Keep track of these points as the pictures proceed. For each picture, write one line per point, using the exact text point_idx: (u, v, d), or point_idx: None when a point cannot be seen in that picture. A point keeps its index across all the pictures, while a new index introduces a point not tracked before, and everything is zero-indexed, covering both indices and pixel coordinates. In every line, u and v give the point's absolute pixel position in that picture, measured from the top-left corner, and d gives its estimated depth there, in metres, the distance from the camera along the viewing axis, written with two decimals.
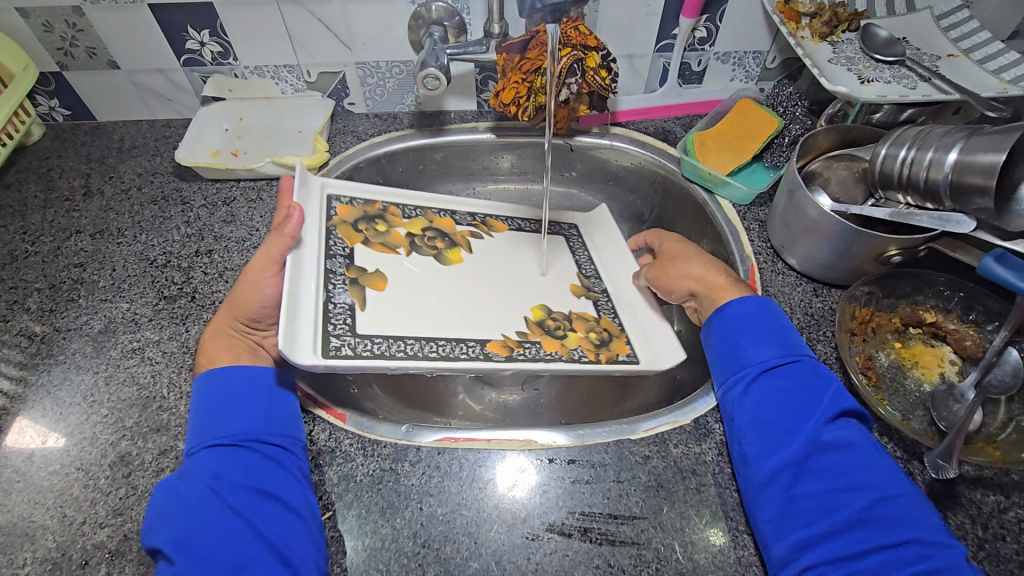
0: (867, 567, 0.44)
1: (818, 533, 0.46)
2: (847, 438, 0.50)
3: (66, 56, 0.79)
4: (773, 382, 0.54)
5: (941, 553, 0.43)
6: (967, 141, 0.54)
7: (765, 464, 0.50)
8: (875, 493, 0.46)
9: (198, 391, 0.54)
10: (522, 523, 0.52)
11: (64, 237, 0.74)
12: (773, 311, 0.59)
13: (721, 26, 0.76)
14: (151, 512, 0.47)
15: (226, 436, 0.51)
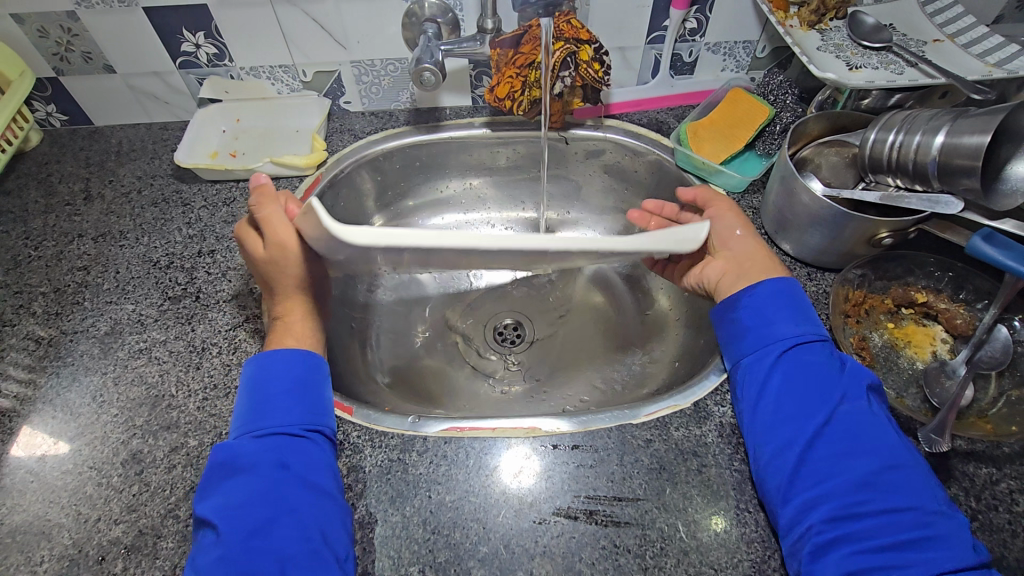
0: (864, 528, 0.45)
1: (821, 495, 0.47)
2: (863, 409, 0.51)
3: (62, 61, 0.79)
4: (796, 356, 0.54)
5: (939, 522, 0.45)
6: (954, 124, 0.56)
7: (779, 432, 0.52)
8: (886, 461, 0.48)
9: (248, 374, 0.55)
10: (529, 508, 0.53)
11: (67, 240, 0.75)
12: (802, 291, 0.59)
13: (711, 18, 0.77)
14: (203, 481, 0.49)
15: (266, 421, 0.52)
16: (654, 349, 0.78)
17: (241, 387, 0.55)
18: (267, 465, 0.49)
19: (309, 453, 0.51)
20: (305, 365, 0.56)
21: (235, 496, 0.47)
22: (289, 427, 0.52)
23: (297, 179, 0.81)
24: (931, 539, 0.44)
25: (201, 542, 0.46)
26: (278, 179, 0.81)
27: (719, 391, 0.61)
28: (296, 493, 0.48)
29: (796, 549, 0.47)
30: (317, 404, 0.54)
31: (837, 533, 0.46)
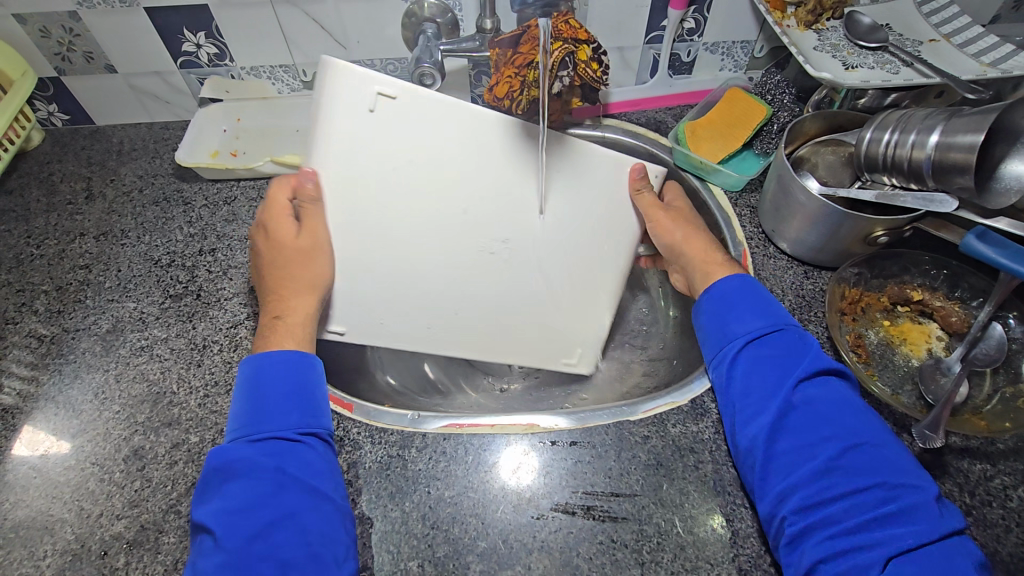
0: (834, 513, 0.46)
1: (791, 485, 0.48)
2: (821, 393, 0.51)
3: (63, 61, 0.79)
4: (757, 351, 0.55)
5: (904, 495, 0.45)
6: (948, 123, 0.56)
7: (746, 430, 0.52)
8: (845, 444, 0.48)
9: (244, 374, 0.54)
10: (528, 503, 0.54)
11: (68, 239, 0.75)
12: (759, 286, 0.60)
13: (708, 18, 0.78)
14: (201, 486, 0.48)
15: (263, 423, 0.51)
16: (653, 347, 0.79)
17: (238, 386, 0.53)
18: (267, 470, 0.48)
19: (300, 455, 0.50)
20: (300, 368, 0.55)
21: (234, 500, 0.47)
22: (285, 432, 0.51)
23: None
24: (894, 517, 0.44)
25: (199, 548, 0.46)
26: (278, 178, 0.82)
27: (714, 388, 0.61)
28: (294, 497, 0.48)
29: (778, 543, 0.48)
30: (313, 406, 0.53)
31: (807, 521, 0.46)
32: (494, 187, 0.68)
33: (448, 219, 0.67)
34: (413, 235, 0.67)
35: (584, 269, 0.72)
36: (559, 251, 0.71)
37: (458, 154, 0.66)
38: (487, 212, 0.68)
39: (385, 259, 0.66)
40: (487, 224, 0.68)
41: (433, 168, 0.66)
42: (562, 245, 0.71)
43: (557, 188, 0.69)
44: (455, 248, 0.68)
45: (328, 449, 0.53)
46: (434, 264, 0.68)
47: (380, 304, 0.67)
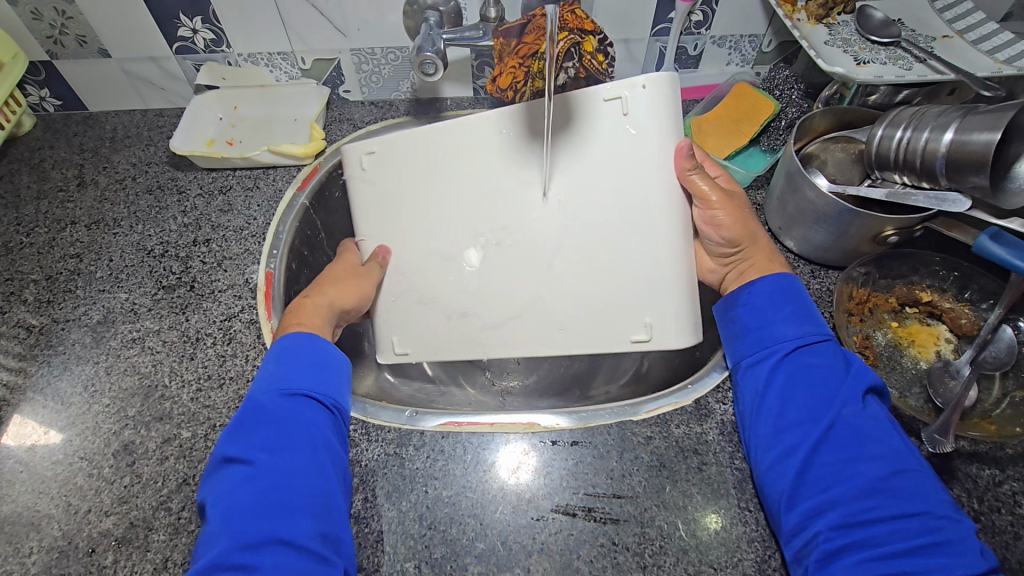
0: (877, 534, 0.45)
1: (830, 499, 0.47)
2: (868, 413, 0.50)
3: (55, 44, 0.78)
4: (801, 360, 0.54)
5: (948, 527, 0.44)
6: (963, 121, 0.55)
7: (786, 435, 0.51)
8: (893, 466, 0.47)
9: (285, 344, 0.56)
10: (528, 504, 0.52)
11: (59, 227, 0.73)
12: (805, 293, 0.59)
13: (717, 11, 0.76)
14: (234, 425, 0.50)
15: (296, 382, 0.53)
16: None
17: (274, 352, 0.56)
18: (298, 427, 0.50)
19: (320, 422, 0.51)
20: (333, 349, 0.57)
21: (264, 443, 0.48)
22: (320, 399, 0.53)
23: (295, 168, 0.80)
24: (940, 545, 0.43)
25: (225, 479, 0.47)
26: (274, 168, 0.80)
27: (720, 388, 0.60)
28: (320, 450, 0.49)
29: (801, 555, 0.47)
30: (343, 387, 0.55)
31: (844, 538, 0.45)
32: (491, 184, 0.63)
33: (453, 228, 0.65)
34: (436, 253, 0.65)
35: (623, 238, 0.62)
36: (602, 234, 0.62)
37: (446, 157, 0.64)
38: (489, 206, 0.64)
39: (419, 286, 0.66)
40: (482, 214, 0.64)
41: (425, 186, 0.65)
42: (589, 224, 0.62)
43: (557, 181, 0.62)
44: (479, 252, 0.65)
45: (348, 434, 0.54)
46: (459, 274, 0.65)
47: (440, 325, 0.66)
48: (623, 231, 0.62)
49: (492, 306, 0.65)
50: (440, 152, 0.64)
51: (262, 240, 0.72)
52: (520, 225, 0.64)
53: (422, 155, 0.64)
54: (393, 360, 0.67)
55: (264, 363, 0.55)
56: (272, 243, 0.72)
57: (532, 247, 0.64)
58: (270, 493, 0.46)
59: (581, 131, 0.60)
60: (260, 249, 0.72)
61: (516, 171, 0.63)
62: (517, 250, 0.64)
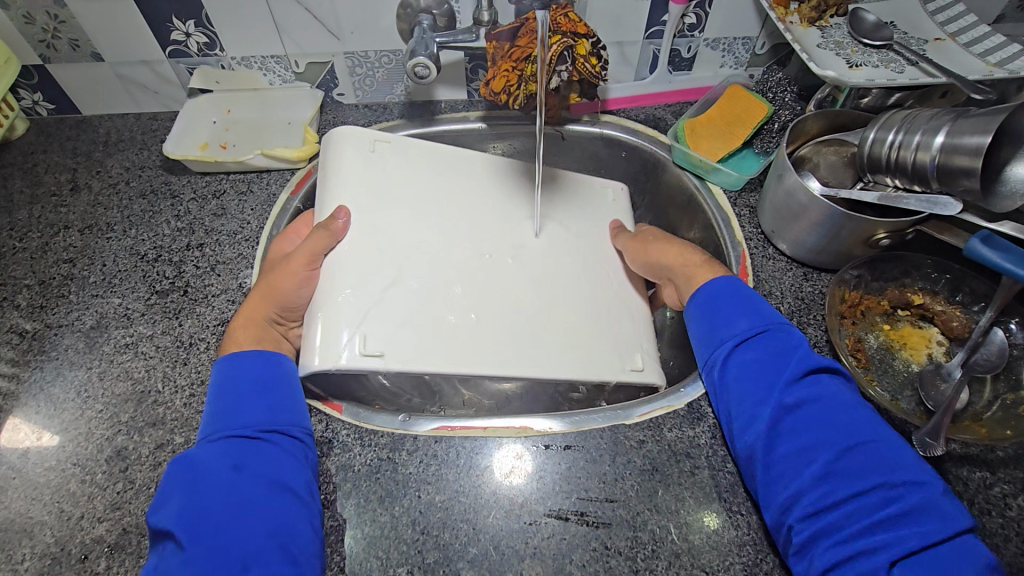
0: (840, 518, 0.45)
1: (794, 492, 0.47)
2: (812, 395, 0.50)
3: (48, 49, 0.77)
4: (745, 355, 0.54)
5: (905, 496, 0.44)
6: (954, 123, 0.54)
7: (744, 436, 0.51)
8: (842, 446, 0.47)
9: (215, 379, 0.54)
10: (521, 509, 0.53)
11: (52, 232, 0.73)
12: (744, 287, 0.59)
13: (710, 13, 0.76)
14: (161, 490, 0.47)
15: (226, 423, 0.50)
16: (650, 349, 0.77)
17: (209, 391, 0.53)
18: (221, 467, 0.47)
19: (260, 451, 0.49)
20: (265, 363, 0.55)
21: (192, 502, 0.46)
22: (245, 427, 0.50)
23: (289, 172, 0.80)
24: (901, 517, 0.43)
25: (162, 551, 0.45)
26: (268, 172, 0.80)
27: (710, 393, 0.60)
28: (254, 489, 0.47)
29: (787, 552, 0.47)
30: (281, 402, 0.53)
31: (811, 528, 0.45)
32: (493, 206, 0.73)
33: (443, 237, 0.68)
34: (422, 243, 0.66)
35: (600, 274, 0.73)
36: (585, 268, 0.73)
37: (443, 172, 0.73)
38: (488, 221, 0.72)
39: (406, 279, 0.62)
40: (474, 221, 0.71)
41: (413, 189, 0.69)
42: (574, 261, 0.73)
43: (553, 224, 0.74)
44: (469, 260, 0.68)
45: (298, 442, 0.52)
46: (446, 265, 0.66)
47: (427, 323, 0.60)
48: (613, 269, 0.74)
49: (480, 307, 0.64)
50: (430, 168, 0.72)
51: (255, 244, 0.72)
52: (518, 248, 0.71)
53: (413, 179, 0.70)
54: (353, 363, 0.55)
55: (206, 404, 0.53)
56: (265, 247, 0.72)
57: (521, 264, 0.70)
58: (212, 538, 0.44)
59: (571, 192, 0.78)
60: (253, 254, 0.72)
61: (519, 209, 0.74)
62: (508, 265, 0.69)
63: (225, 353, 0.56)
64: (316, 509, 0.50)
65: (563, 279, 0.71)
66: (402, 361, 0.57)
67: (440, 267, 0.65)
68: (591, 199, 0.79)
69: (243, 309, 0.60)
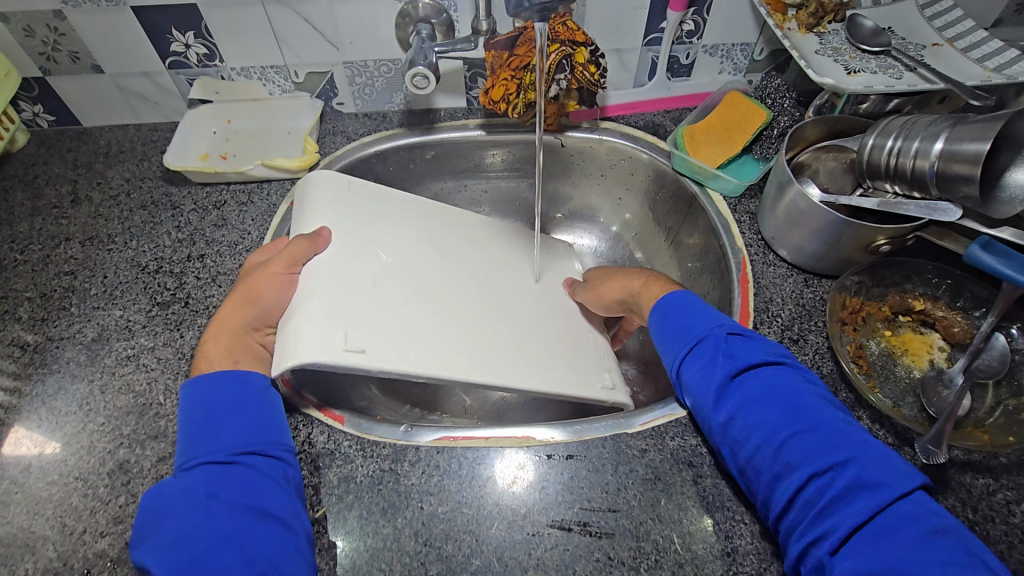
0: (797, 518, 0.45)
1: (761, 499, 0.48)
2: (738, 403, 0.50)
3: (48, 61, 0.78)
4: (682, 377, 0.55)
5: (841, 480, 0.44)
6: (952, 131, 0.54)
7: (714, 447, 0.53)
8: (773, 446, 0.47)
9: (183, 405, 0.52)
10: (524, 520, 0.52)
11: (53, 244, 0.73)
12: (679, 298, 0.59)
13: (708, 20, 0.76)
14: (139, 524, 0.46)
15: (197, 450, 0.49)
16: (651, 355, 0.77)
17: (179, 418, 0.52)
18: (194, 497, 0.46)
19: (235, 476, 0.48)
20: (231, 384, 0.53)
21: (171, 535, 0.44)
22: (216, 455, 0.49)
23: (289, 182, 0.80)
24: (839, 502, 0.43)
25: None
26: (269, 182, 0.80)
27: None
28: (231, 516, 0.46)
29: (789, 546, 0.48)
30: (253, 423, 0.51)
31: (782, 529, 0.46)
32: (484, 245, 0.78)
33: (413, 257, 0.68)
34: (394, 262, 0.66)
35: (578, 314, 0.77)
36: (567, 306, 0.77)
37: (436, 215, 0.77)
38: (479, 257, 0.76)
39: (384, 291, 0.61)
40: (461, 252, 0.74)
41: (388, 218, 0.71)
42: (556, 300, 0.77)
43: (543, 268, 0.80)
44: (439, 279, 0.68)
45: (274, 463, 0.51)
46: (415, 279, 0.66)
47: (408, 331, 0.59)
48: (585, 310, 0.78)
49: (458, 319, 0.64)
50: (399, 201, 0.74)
51: None
52: (507, 282, 0.75)
53: (387, 210, 0.72)
54: (336, 357, 0.51)
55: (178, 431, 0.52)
56: None
57: (508, 291, 0.73)
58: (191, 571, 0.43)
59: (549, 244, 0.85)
60: None
61: (511, 251, 0.80)
62: (490, 290, 0.72)
63: (195, 371, 0.55)
64: (304, 530, 0.49)
65: (549, 310, 0.75)
66: (388, 362, 0.55)
67: (408, 276, 0.65)
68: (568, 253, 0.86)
69: (216, 316, 0.58)
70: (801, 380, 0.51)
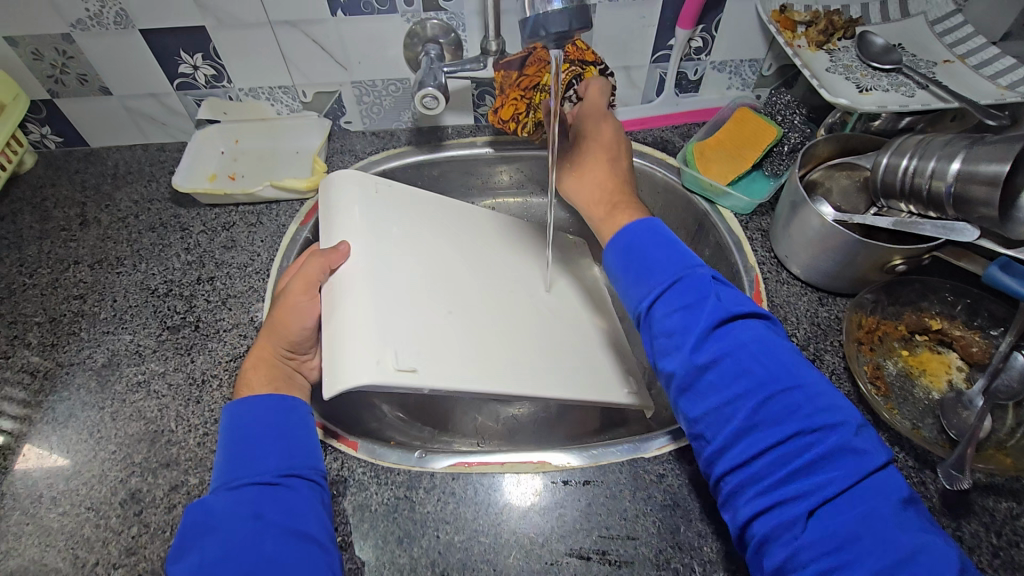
0: (761, 469, 0.44)
1: (719, 448, 0.46)
2: (725, 349, 0.48)
3: (56, 84, 0.77)
4: (660, 312, 0.52)
5: (821, 440, 0.43)
6: (970, 150, 0.54)
7: (673, 389, 0.50)
8: (760, 397, 0.45)
9: (227, 422, 0.52)
10: (542, 549, 0.52)
11: (62, 267, 0.73)
12: (668, 235, 0.57)
13: (716, 37, 0.76)
14: (179, 541, 0.45)
15: (242, 469, 0.48)
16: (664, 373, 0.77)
17: (222, 435, 0.51)
18: (239, 516, 0.45)
19: (279, 497, 0.47)
20: (278, 405, 0.53)
21: (213, 554, 0.43)
22: (261, 475, 0.48)
23: (298, 202, 0.80)
24: (817, 463, 0.42)
25: None
26: (277, 202, 0.80)
27: None
28: (275, 538, 0.45)
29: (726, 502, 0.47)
30: (298, 446, 0.51)
31: (737, 480, 0.45)
32: (499, 251, 0.76)
33: (442, 270, 0.67)
34: (424, 266, 0.66)
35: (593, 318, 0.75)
36: (583, 312, 0.75)
37: (456, 217, 0.76)
38: (495, 258, 0.75)
39: (423, 309, 0.60)
40: (475, 251, 0.73)
41: (412, 218, 0.70)
42: (569, 308, 0.74)
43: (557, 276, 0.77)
44: (465, 283, 0.68)
45: (315, 488, 0.50)
46: (441, 282, 0.65)
47: (450, 345, 0.59)
48: (602, 312, 0.76)
49: (485, 328, 0.64)
50: (421, 203, 0.74)
51: (266, 277, 0.72)
52: (524, 290, 0.72)
53: (410, 210, 0.71)
54: (389, 377, 0.51)
55: (219, 449, 0.51)
56: (275, 280, 0.72)
57: (521, 298, 0.71)
58: None
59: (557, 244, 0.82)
60: (264, 286, 0.72)
61: (526, 256, 0.78)
62: (511, 298, 0.70)
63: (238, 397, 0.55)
64: (338, 559, 0.47)
65: (564, 319, 0.72)
66: (436, 379, 0.54)
67: (439, 284, 0.65)
68: (579, 253, 0.83)
69: (251, 351, 0.60)
70: (785, 341, 0.50)
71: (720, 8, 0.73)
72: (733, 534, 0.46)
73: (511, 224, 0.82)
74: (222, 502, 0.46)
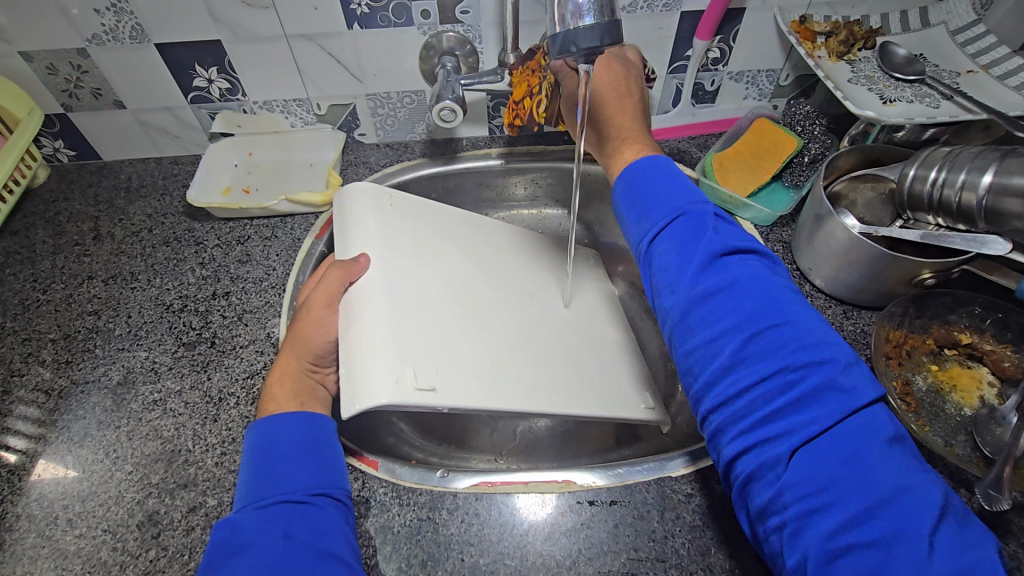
0: (745, 405, 0.41)
1: (705, 383, 0.44)
2: (722, 283, 0.45)
3: (70, 98, 0.77)
4: (658, 249, 0.50)
5: (807, 375, 0.40)
6: (1002, 163, 0.53)
7: (666, 328, 0.48)
8: (750, 330, 0.42)
9: (254, 441, 0.51)
10: (570, 572, 0.51)
11: (76, 283, 0.72)
12: (672, 170, 0.53)
13: (734, 47, 0.76)
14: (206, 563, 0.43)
15: (270, 488, 0.47)
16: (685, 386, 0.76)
17: (248, 454, 0.50)
18: (269, 536, 0.44)
19: (308, 517, 0.46)
20: (306, 424, 0.52)
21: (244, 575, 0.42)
22: (291, 494, 0.47)
23: (313, 216, 0.79)
24: (802, 401, 0.40)
25: None
26: (292, 216, 0.79)
27: None
28: (306, 559, 0.43)
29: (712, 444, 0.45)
30: (326, 464, 0.50)
31: (721, 418, 0.43)
32: (514, 264, 0.75)
33: (461, 285, 0.66)
34: (440, 279, 0.65)
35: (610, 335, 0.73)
36: (601, 326, 0.74)
37: (472, 232, 0.75)
38: (508, 267, 0.74)
39: (436, 318, 0.59)
40: (489, 262, 0.73)
41: (427, 229, 0.70)
42: (584, 324, 0.73)
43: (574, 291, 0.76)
44: (478, 294, 0.67)
45: (342, 509, 0.49)
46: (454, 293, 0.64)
47: (462, 359, 0.57)
48: (618, 327, 0.75)
49: (497, 340, 0.63)
50: (437, 214, 0.73)
51: (282, 291, 0.71)
52: (539, 304, 0.72)
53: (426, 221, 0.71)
54: (405, 396, 0.50)
55: (243, 468, 0.50)
56: (291, 295, 0.71)
57: (535, 311, 0.70)
58: None
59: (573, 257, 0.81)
60: (279, 301, 0.71)
61: (542, 270, 0.76)
62: (525, 310, 0.69)
63: (263, 414, 0.54)
64: None
65: (580, 334, 0.71)
66: (455, 398, 0.53)
67: (453, 297, 0.64)
68: (594, 266, 0.82)
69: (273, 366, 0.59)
70: (785, 280, 0.47)
71: (738, 18, 0.72)
72: (719, 472, 0.44)
73: (526, 237, 0.81)
74: (251, 522, 0.45)
